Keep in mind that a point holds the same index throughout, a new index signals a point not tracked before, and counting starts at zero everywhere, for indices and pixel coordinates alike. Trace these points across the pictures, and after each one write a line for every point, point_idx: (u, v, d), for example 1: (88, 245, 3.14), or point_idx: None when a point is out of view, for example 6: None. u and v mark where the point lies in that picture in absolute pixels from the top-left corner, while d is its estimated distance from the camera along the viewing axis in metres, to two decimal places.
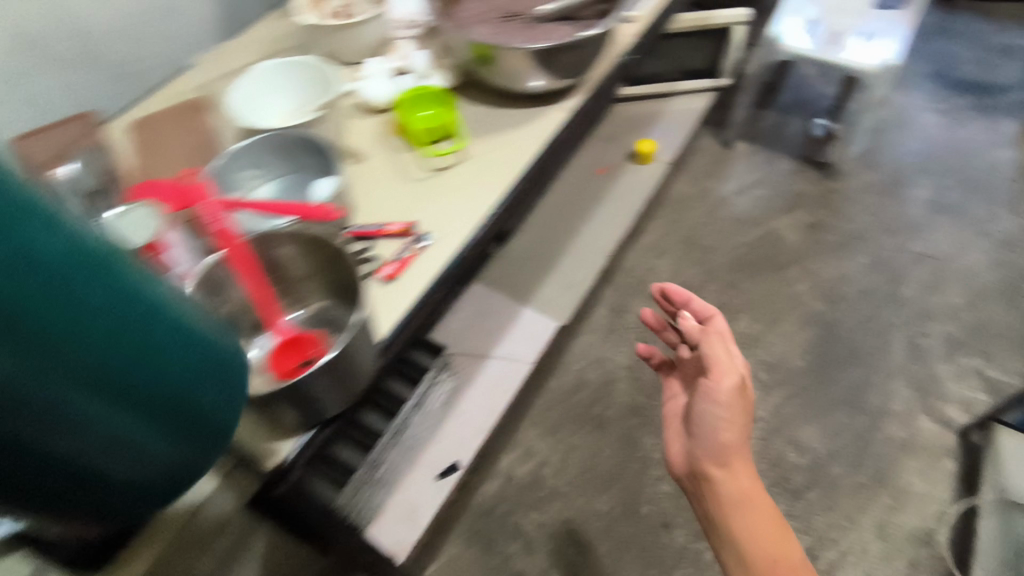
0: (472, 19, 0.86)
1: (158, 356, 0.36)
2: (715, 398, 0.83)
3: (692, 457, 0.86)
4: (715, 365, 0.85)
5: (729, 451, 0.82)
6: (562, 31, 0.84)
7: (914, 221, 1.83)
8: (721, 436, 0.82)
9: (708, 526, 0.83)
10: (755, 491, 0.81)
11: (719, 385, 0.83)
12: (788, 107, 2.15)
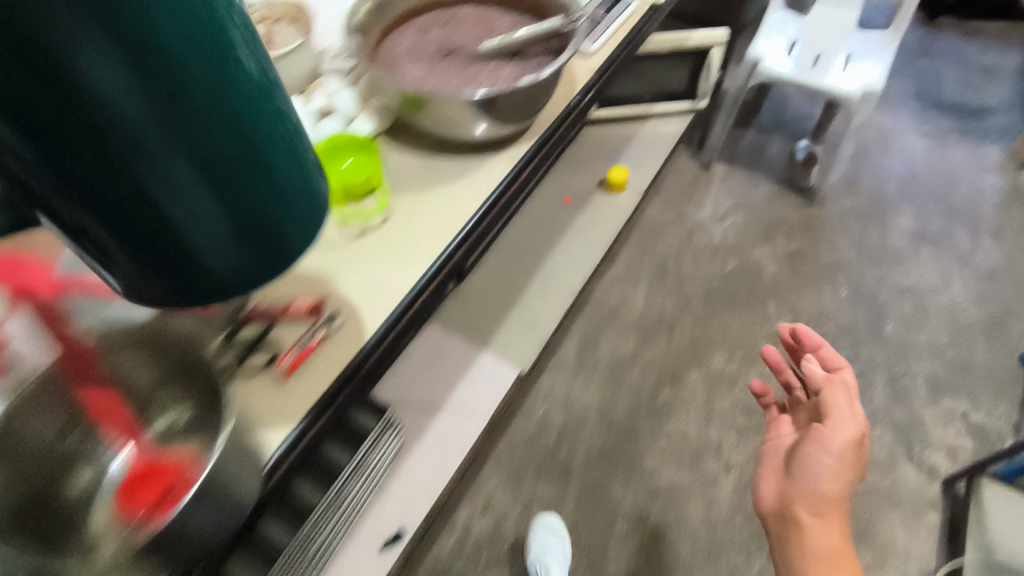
0: (405, 57, 0.76)
1: (265, 171, 0.43)
2: (825, 447, 0.83)
3: (786, 500, 0.85)
4: (834, 414, 0.86)
5: (829, 505, 0.81)
6: (503, 74, 0.74)
7: (898, 251, 1.75)
8: (822, 487, 0.82)
9: (784, 568, 0.81)
10: (846, 551, 0.78)
11: (832, 436, 0.83)
12: (769, 126, 2.06)
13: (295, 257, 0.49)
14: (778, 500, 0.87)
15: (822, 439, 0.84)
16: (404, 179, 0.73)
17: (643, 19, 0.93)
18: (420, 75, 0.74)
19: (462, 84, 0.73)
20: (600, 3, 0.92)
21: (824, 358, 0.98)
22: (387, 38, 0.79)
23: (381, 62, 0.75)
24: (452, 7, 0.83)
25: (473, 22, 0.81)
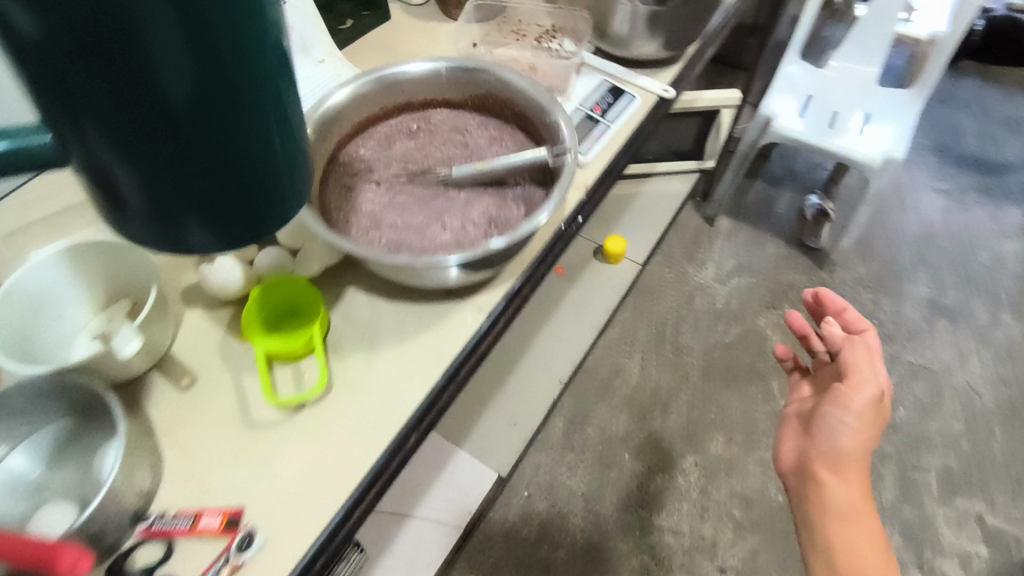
0: (361, 180, 0.64)
1: (259, 114, 0.39)
2: (843, 406, 0.68)
3: (806, 458, 0.70)
4: (856, 368, 0.70)
5: (849, 461, 0.67)
6: (475, 211, 0.61)
7: (912, 324, 1.64)
8: (841, 444, 0.67)
9: (808, 555, 0.67)
10: (866, 512, 0.65)
11: (852, 393, 0.68)
12: (778, 178, 1.94)
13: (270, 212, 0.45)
14: (797, 457, 0.72)
15: (839, 397, 0.69)
16: (352, 334, 0.61)
17: (649, 116, 0.80)
18: (377, 208, 0.62)
19: (426, 224, 0.61)
20: (600, 98, 0.79)
21: (848, 322, 0.83)
22: (343, 152, 0.67)
23: (333, 190, 0.63)
24: (422, 108, 0.70)
25: (446, 132, 0.68)
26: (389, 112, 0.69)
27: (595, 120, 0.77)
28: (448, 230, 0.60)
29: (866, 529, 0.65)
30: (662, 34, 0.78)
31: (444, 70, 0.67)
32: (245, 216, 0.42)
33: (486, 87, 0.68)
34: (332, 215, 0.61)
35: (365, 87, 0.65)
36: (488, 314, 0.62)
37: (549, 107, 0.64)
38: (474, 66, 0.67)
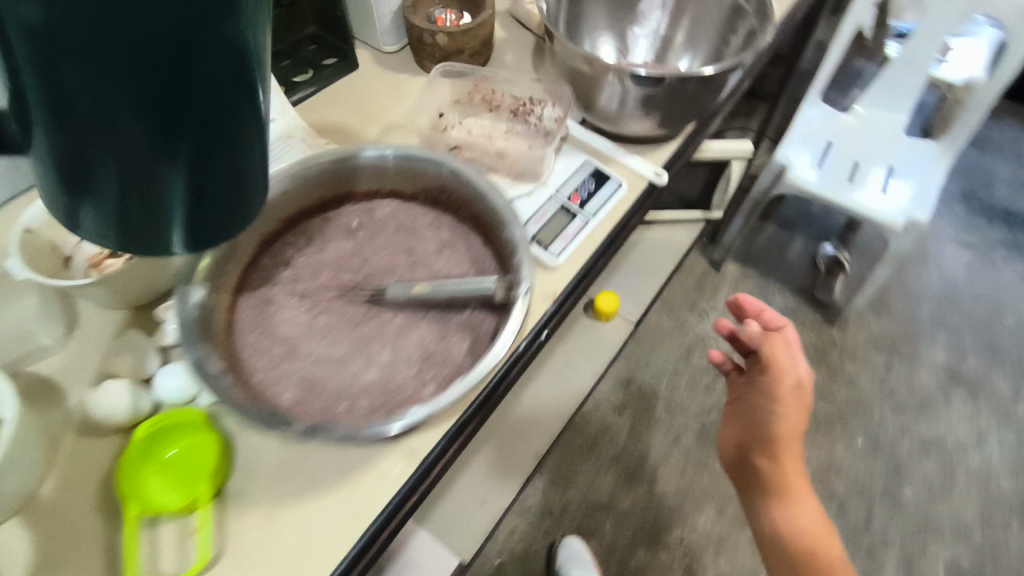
0: (282, 290, 0.55)
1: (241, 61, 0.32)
2: (773, 397, 0.66)
3: (746, 447, 0.69)
4: (778, 363, 0.67)
5: (784, 446, 0.66)
6: (410, 342, 0.52)
7: (928, 393, 1.51)
8: (774, 433, 0.66)
9: (759, 533, 0.70)
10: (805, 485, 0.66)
11: (779, 383, 0.66)
12: (792, 220, 1.79)
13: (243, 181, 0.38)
14: (736, 444, 0.70)
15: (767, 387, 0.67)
16: (257, 483, 0.51)
17: (636, 206, 0.70)
18: (294, 331, 0.52)
19: (350, 356, 0.51)
20: (581, 184, 0.69)
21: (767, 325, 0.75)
22: (269, 250, 0.57)
23: (247, 305, 0.54)
24: (367, 198, 0.60)
25: (390, 231, 0.58)
26: (327, 202, 0.59)
27: (571, 211, 0.67)
28: (375, 366, 0.51)
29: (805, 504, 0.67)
30: (657, 115, 0.67)
31: (391, 159, 0.58)
32: (213, 174, 0.35)
33: (440, 181, 0.59)
34: (239, 339, 0.52)
35: (296, 179, 0.56)
36: (418, 465, 0.52)
37: (508, 217, 0.55)
38: (426, 157, 0.58)
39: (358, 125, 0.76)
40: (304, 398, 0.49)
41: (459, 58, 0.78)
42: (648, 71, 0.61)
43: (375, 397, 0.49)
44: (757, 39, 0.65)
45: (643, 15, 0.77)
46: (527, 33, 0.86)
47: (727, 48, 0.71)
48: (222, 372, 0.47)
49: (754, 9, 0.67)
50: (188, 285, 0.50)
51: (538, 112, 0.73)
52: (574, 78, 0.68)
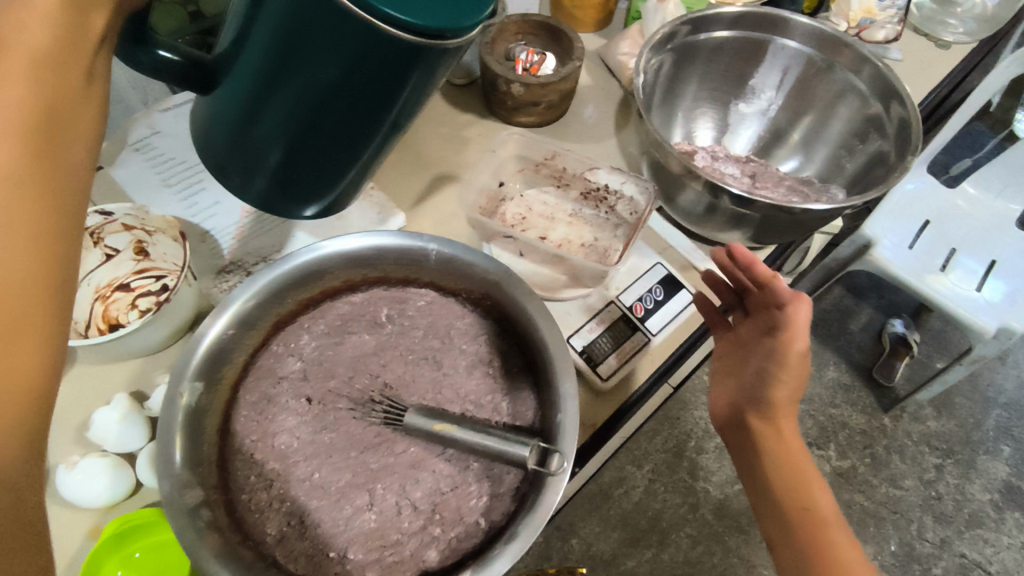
0: (288, 389, 0.48)
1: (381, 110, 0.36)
2: (774, 362, 0.50)
3: (738, 407, 0.53)
4: (789, 327, 0.50)
5: (784, 407, 0.52)
6: (418, 486, 0.45)
7: (977, 509, 1.38)
8: (776, 395, 0.51)
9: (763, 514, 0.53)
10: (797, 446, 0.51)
11: (786, 345, 0.49)
12: (861, 288, 1.63)
13: (335, 180, 0.42)
14: (727, 402, 0.54)
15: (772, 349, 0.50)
16: None
17: (705, 328, 0.60)
18: (293, 446, 0.46)
19: (350, 491, 0.44)
20: (646, 292, 0.59)
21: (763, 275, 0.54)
22: (279, 332, 0.50)
23: (248, 401, 0.47)
24: (401, 286, 0.53)
25: (420, 333, 0.51)
26: (354, 284, 0.52)
27: (631, 326, 0.58)
28: (376, 510, 0.44)
29: (828, 516, 0.51)
30: (747, 229, 0.59)
31: (433, 253, 0.50)
32: (318, 163, 0.40)
33: (486, 285, 0.51)
34: (230, 443, 0.45)
35: (327, 259, 0.50)
36: None
37: (556, 358, 0.47)
38: (474, 261, 0.50)
39: (408, 171, 0.67)
40: (290, 535, 0.43)
41: (534, 108, 0.69)
42: (743, 193, 0.53)
43: (369, 551, 0.42)
44: (888, 166, 0.55)
45: (754, 91, 0.66)
46: (614, 84, 0.76)
47: (848, 160, 0.61)
48: (204, 502, 0.41)
49: (894, 130, 0.56)
50: (180, 382, 0.43)
51: (614, 199, 0.63)
52: (661, 169, 0.60)
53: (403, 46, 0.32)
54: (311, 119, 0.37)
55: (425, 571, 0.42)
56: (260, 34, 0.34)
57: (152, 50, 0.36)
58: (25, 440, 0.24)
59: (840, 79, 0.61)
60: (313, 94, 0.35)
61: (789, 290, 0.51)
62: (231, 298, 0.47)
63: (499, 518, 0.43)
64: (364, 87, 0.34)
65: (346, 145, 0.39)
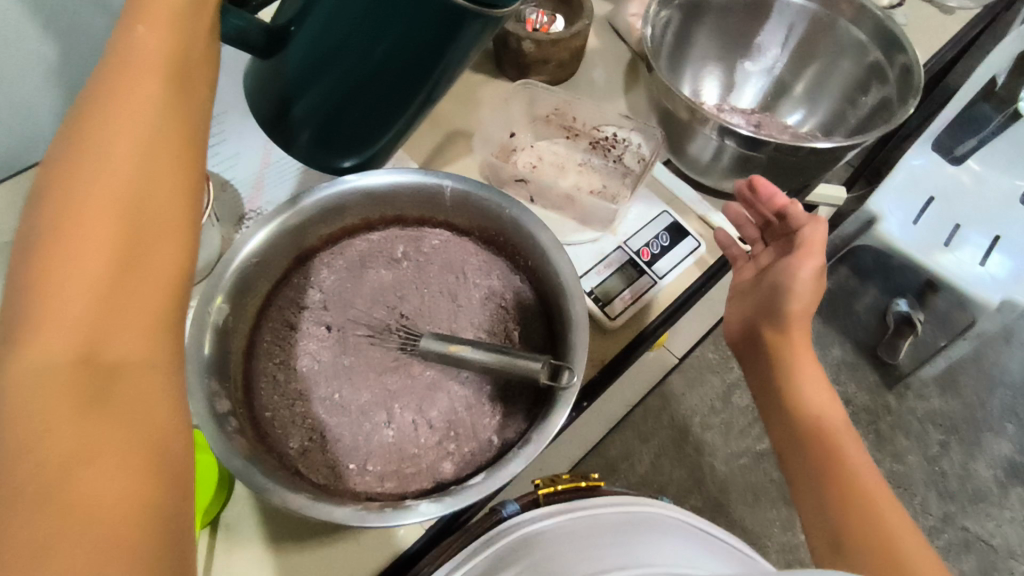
0: (310, 317, 0.50)
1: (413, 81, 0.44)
2: (791, 276, 0.56)
3: (753, 323, 0.59)
4: (808, 245, 0.56)
5: (798, 321, 0.56)
6: (434, 405, 0.47)
7: (981, 485, 1.38)
8: (790, 307, 0.55)
9: (768, 415, 0.58)
10: (808, 358, 0.56)
11: (800, 261, 0.55)
12: (867, 269, 1.62)
13: (366, 141, 0.50)
14: (744, 321, 0.60)
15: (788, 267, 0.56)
16: (254, 519, 0.49)
17: (710, 274, 0.62)
18: (314, 368, 0.48)
19: (369, 409, 0.46)
20: (653, 237, 0.61)
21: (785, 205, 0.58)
22: (301, 268, 0.53)
23: (273, 328, 0.49)
24: (417, 225, 0.55)
25: (435, 269, 0.53)
26: (372, 224, 0.55)
27: (639, 268, 0.60)
28: (394, 426, 0.46)
29: (836, 423, 0.55)
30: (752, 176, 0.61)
31: (448, 190, 0.52)
32: (355, 125, 0.48)
33: (497, 223, 0.53)
34: (253, 365, 0.48)
35: (345, 196, 0.52)
36: (427, 530, 0.50)
37: (567, 286, 0.48)
38: (487, 199, 0.52)
39: (421, 126, 0.68)
40: (312, 448, 0.45)
41: (544, 67, 0.70)
42: (752, 135, 0.55)
43: (387, 463, 0.45)
44: (890, 111, 0.57)
45: (760, 49, 0.68)
46: (622, 47, 0.78)
47: (851, 112, 0.63)
48: (232, 412, 0.43)
49: (895, 77, 0.58)
50: (208, 304, 0.46)
51: (621, 148, 0.65)
52: (670, 119, 0.62)
53: (449, 19, 0.40)
54: (356, 85, 0.45)
55: (440, 481, 0.44)
56: (322, 13, 0.41)
57: (227, 17, 0.41)
58: (163, 319, 0.27)
59: (843, 32, 0.62)
60: (361, 62, 0.43)
61: (804, 213, 0.57)
62: (259, 226, 0.49)
63: (511, 435, 0.46)
64: (404, 61, 0.42)
65: (381, 108, 0.46)
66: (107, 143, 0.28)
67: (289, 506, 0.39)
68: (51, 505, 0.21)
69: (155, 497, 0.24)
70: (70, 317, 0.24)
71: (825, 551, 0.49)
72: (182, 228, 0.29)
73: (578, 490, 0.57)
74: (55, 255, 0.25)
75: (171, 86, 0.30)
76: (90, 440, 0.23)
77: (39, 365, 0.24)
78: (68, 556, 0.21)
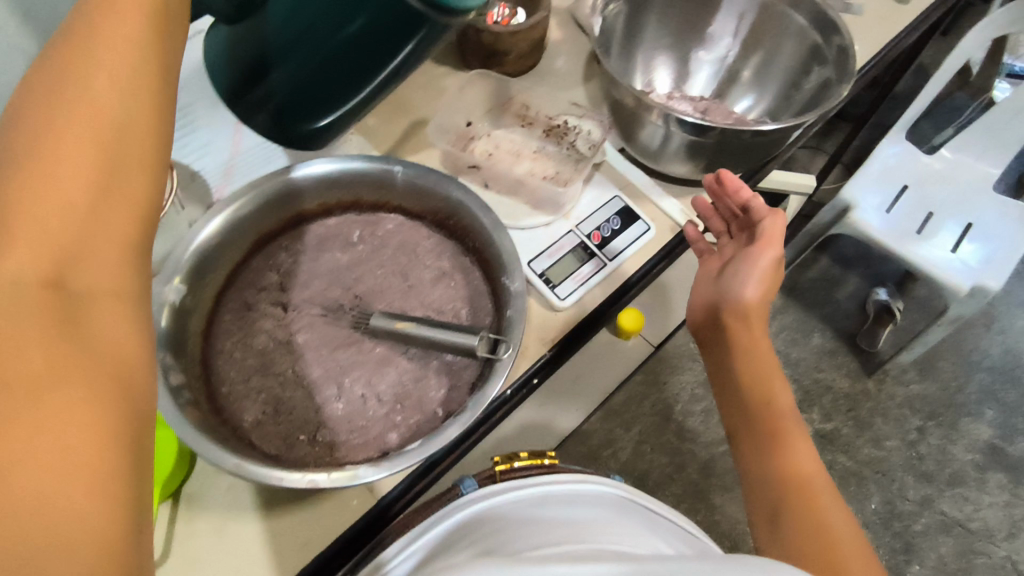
0: (267, 298, 0.52)
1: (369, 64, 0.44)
2: (750, 265, 0.57)
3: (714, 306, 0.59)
4: (766, 236, 0.57)
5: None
6: (383, 379, 0.49)
7: (961, 469, 1.37)
8: (745, 296, 0.57)
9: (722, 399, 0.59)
10: (763, 345, 0.57)
11: (760, 251, 0.56)
12: (849, 257, 1.59)
13: (314, 120, 0.49)
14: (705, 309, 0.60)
15: (747, 256, 0.57)
16: (216, 488, 0.51)
17: (661, 255, 0.64)
18: (270, 345, 0.50)
19: (321, 383, 0.49)
20: (604, 221, 0.63)
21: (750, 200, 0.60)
22: (260, 253, 0.55)
23: (231, 308, 0.52)
24: (373, 210, 0.58)
25: (389, 251, 0.55)
26: (329, 209, 0.57)
27: (589, 251, 0.62)
28: (344, 400, 0.48)
29: (785, 408, 0.55)
30: (700, 160, 0.63)
31: (399, 175, 0.55)
32: (309, 104, 0.47)
33: (447, 206, 0.55)
34: (211, 344, 0.50)
35: (300, 182, 0.54)
36: (378, 500, 0.51)
37: (508, 264, 0.51)
38: (436, 183, 0.55)
39: (384, 116, 0.70)
40: (266, 421, 0.47)
41: (505, 58, 0.72)
42: (695, 120, 0.57)
43: (337, 434, 0.47)
44: (828, 92, 0.59)
45: (712, 38, 0.70)
46: (583, 38, 0.79)
47: (795, 95, 0.66)
48: (186, 385, 0.45)
49: (833, 59, 0.60)
50: (165, 284, 0.48)
51: (574, 135, 0.68)
52: (619, 107, 0.64)
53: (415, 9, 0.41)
54: (317, 63, 0.44)
55: (386, 451, 0.46)
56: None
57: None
58: (129, 254, 0.28)
59: (784, 18, 0.65)
60: (326, 41, 0.43)
61: (765, 206, 0.58)
62: (216, 210, 0.51)
63: (455, 407, 0.48)
64: (369, 41, 0.43)
65: (337, 88, 0.46)
66: (85, 78, 0.28)
67: (237, 471, 0.42)
68: (16, 421, 0.21)
69: (119, 425, 0.24)
70: (39, 240, 0.25)
71: (765, 531, 0.51)
72: (151, 167, 0.30)
73: (539, 469, 0.59)
74: (26, 179, 0.25)
75: (157, 36, 0.31)
76: (56, 365, 0.23)
77: (7, 287, 0.24)
78: (34, 469, 0.21)
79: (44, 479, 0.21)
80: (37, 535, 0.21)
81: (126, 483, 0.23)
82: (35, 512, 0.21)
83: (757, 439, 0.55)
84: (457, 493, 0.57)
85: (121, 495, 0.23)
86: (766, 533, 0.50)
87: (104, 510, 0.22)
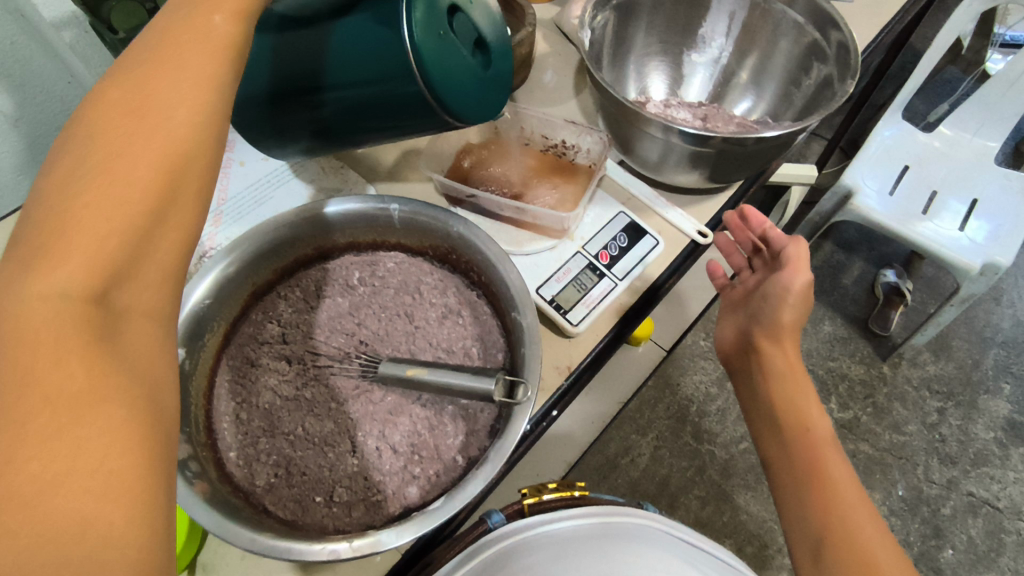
0: (269, 352, 0.51)
1: (380, 116, 0.44)
2: (781, 290, 0.58)
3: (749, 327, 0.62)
4: (795, 260, 0.59)
5: (788, 329, 0.59)
6: (397, 429, 0.47)
7: (983, 448, 1.33)
8: (780, 319, 0.59)
9: (759, 425, 0.61)
10: (799, 373, 0.60)
11: (792, 274, 0.58)
12: (851, 241, 1.56)
13: (332, 137, 0.49)
14: (736, 331, 0.64)
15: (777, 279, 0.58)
16: (230, 559, 0.49)
17: (675, 266, 0.61)
18: (277, 403, 0.48)
19: (332, 439, 0.47)
20: (610, 240, 0.61)
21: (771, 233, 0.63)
22: (257, 303, 0.53)
23: (233, 365, 0.50)
24: (371, 250, 0.56)
25: (391, 292, 0.54)
26: (325, 251, 0.55)
27: (598, 271, 0.59)
28: (357, 454, 0.46)
29: (821, 433, 0.57)
30: (704, 169, 0.60)
31: (395, 214, 0.53)
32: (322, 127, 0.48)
33: (449, 242, 0.53)
34: (215, 408, 0.48)
35: (294, 229, 0.52)
36: (404, 553, 0.49)
37: (516, 298, 0.49)
38: (434, 219, 0.52)
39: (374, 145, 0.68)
40: (278, 484, 0.45)
41: None
42: (696, 131, 0.54)
43: (354, 492, 0.44)
44: (832, 90, 0.57)
45: (704, 40, 0.69)
46: (571, 48, 0.78)
47: (796, 93, 0.64)
48: (193, 456, 0.43)
49: (834, 55, 0.58)
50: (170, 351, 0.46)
51: (573, 152, 0.67)
52: (616, 121, 0.62)
53: (424, 99, 0.41)
54: (334, 109, 0.45)
55: (407, 506, 0.44)
56: (370, 21, 0.39)
57: None
58: (167, 281, 0.29)
59: (780, 15, 0.63)
60: (345, 91, 0.43)
61: (786, 233, 0.62)
62: (207, 268, 0.48)
63: (475, 453, 0.46)
64: (384, 107, 0.43)
65: (351, 126, 0.46)
66: (164, 107, 0.29)
67: (252, 547, 0.39)
68: (59, 438, 0.22)
69: (155, 457, 0.24)
70: (90, 258, 0.25)
71: (809, 560, 0.53)
72: (199, 202, 0.30)
73: (570, 502, 0.55)
74: (85, 196, 0.26)
75: (232, 74, 0.32)
76: (101, 386, 0.24)
77: (53, 297, 0.24)
78: (75, 495, 0.22)
79: (83, 507, 0.22)
80: (73, 563, 0.21)
81: (154, 519, 0.24)
82: (70, 544, 0.21)
83: (797, 467, 0.57)
84: (486, 528, 0.53)
85: (154, 532, 0.24)
86: (812, 569, 0.52)
87: (135, 543, 0.23)
